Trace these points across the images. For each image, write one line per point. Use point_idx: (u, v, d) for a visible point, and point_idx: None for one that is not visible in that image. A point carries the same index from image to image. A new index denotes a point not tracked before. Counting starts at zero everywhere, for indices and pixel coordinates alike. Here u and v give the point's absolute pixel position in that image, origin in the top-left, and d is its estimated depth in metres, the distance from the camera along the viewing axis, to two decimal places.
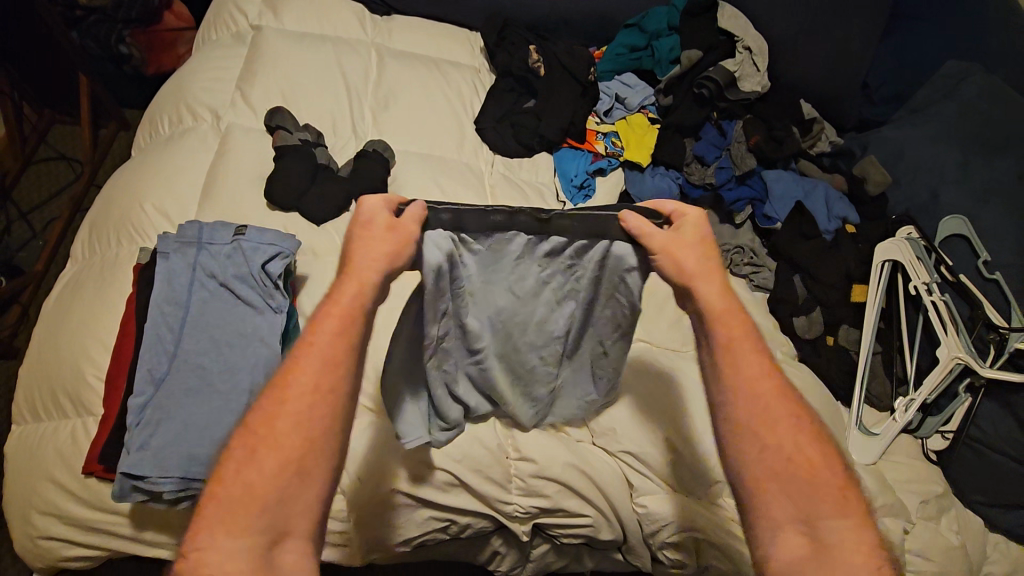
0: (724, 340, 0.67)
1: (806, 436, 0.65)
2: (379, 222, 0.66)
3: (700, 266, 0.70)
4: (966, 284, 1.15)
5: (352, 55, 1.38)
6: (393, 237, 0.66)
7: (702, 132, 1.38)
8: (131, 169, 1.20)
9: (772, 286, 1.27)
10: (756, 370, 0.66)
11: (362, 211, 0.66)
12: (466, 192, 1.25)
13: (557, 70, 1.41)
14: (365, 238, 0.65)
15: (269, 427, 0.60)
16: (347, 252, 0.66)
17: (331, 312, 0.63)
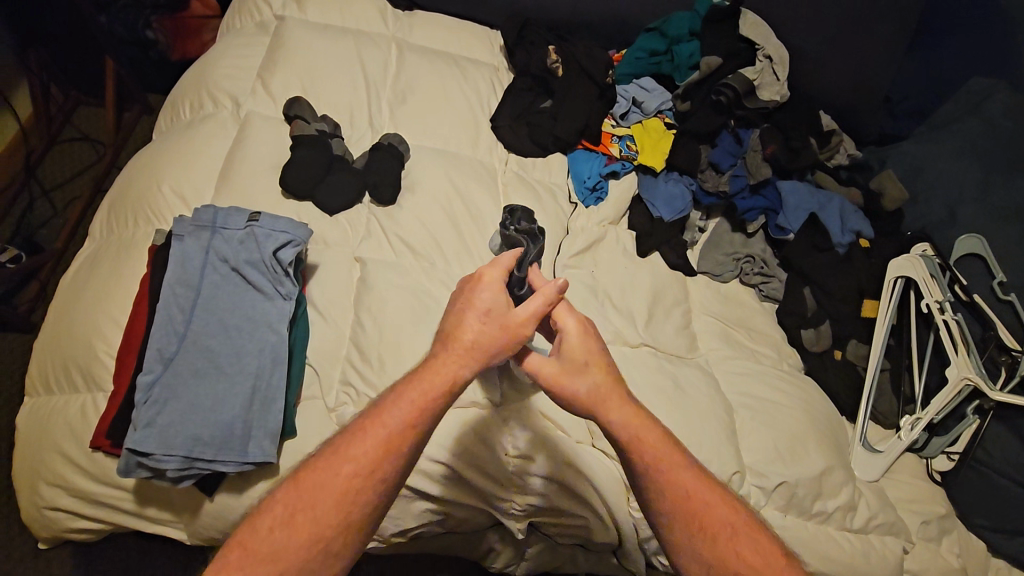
0: (645, 460, 0.72)
1: (747, 536, 0.69)
2: (492, 307, 0.76)
3: (591, 377, 0.75)
4: (982, 304, 1.14)
5: (372, 49, 1.39)
6: (491, 317, 0.75)
7: (719, 140, 1.36)
8: (150, 152, 1.22)
9: (781, 297, 1.27)
10: (683, 481, 0.72)
11: (481, 282, 0.78)
12: (479, 189, 1.26)
13: (575, 71, 1.41)
14: (475, 314, 0.75)
15: (314, 485, 0.68)
16: (451, 323, 0.76)
17: (414, 386, 0.72)
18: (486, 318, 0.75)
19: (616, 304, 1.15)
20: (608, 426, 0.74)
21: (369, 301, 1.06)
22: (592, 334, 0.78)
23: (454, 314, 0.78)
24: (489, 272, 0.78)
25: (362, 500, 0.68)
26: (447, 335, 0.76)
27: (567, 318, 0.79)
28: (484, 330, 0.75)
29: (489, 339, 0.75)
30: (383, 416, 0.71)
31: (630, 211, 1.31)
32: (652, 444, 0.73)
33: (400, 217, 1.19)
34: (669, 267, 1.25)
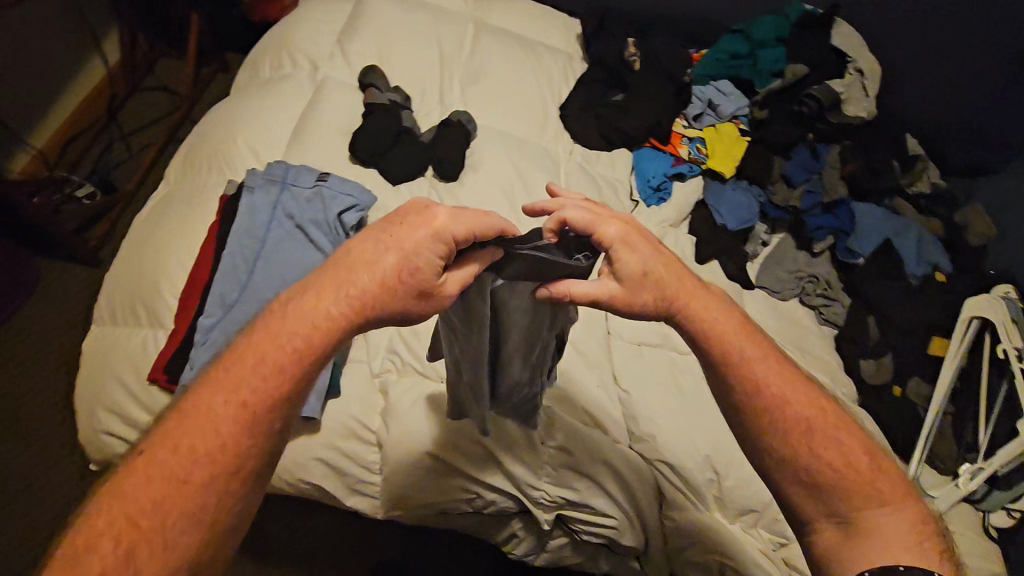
0: (720, 349, 0.71)
1: (825, 427, 0.69)
2: (398, 268, 0.64)
3: (658, 280, 0.72)
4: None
5: (450, 26, 1.40)
6: (412, 271, 0.64)
7: (794, 152, 1.31)
8: (229, 105, 1.26)
9: (842, 323, 1.21)
10: (759, 375, 0.70)
11: (407, 223, 0.65)
12: (541, 175, 1.25)
13: (652, 67, 1.37)
14: (370, 276, 0.63)
15: (158, 469, 0.55)
16: (353, 262, 0.64)
17: (286, 332, 0.61)
18: (402, 271, 0.63)
19: None
20: (690, 316, 0.73)
21: None
22: (637, 235, 0.74)
23: (362, 248, 0.65)
24: (440, 220, 0.65)
25: (223, 505, 0.56)
26: (342, 274, 0.64)
27: (606, 225, 0.72)
28: (395, 282, 0.63)
29: (395, 292, 0.63)
30: (239, 370, 0.60)
31: (693, 215, 1.28)
32: (727, 331, 0.72)
33: (461, 195, 1.19)
34: (728, 278, 1.21)
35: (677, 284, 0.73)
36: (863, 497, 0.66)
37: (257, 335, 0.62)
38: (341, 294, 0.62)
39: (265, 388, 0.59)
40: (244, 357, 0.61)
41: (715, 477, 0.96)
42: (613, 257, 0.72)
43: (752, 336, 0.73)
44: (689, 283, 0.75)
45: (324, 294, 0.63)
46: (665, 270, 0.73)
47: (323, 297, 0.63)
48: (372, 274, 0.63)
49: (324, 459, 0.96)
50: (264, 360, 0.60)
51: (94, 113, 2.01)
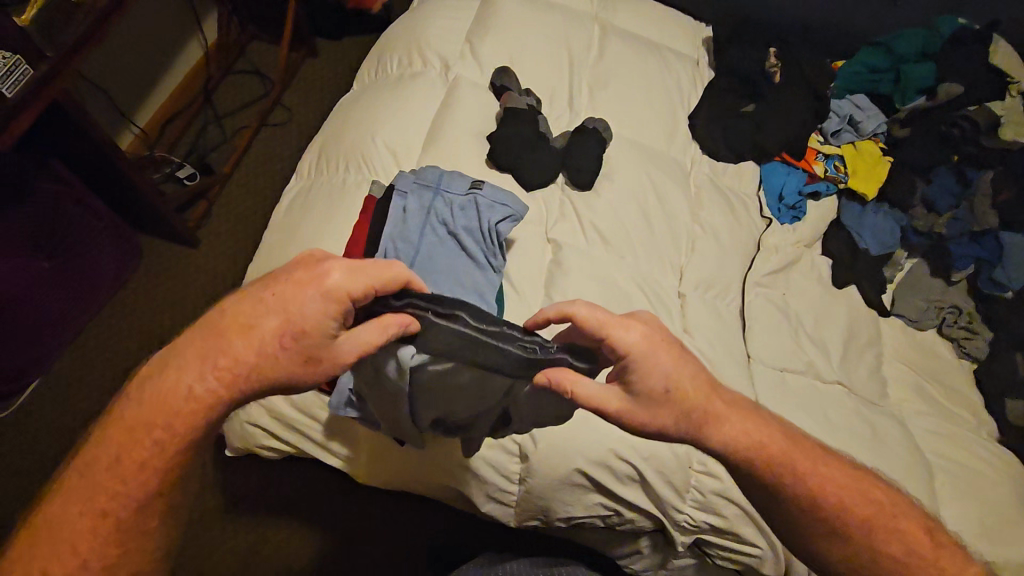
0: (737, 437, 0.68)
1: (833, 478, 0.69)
2: (285, 331, 0.64)
3: (680, 397, 0.68)
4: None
5: (578, 27, 1.36)
6: (296, 335, 0.63)
7: (935, 174, 1.25)
8: (361, 102, 1.26)
9: (985, 357, 1.15)
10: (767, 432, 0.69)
11: (287, 290, 0.64)
12: (674, 188, 1.22)
13: (791, 78, 1.32)
14: (246, 341, 0.63)
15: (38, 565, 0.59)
16: (224, 331, 0.64)
17: (162, 417, 0.62)
18: (284, 336, 0.63)
19: (809, 334, 1.10)
20: (718, 441, 0.68)
21: (562, 285, 1.06)
22: (659, 344, 0.69)
23: (238, 308, 0.65)
24: (327, 280, 0.64)
25: None
26: (214, 344, 0.63)
27: (627, 332, 0.68)
28: (272, 345, 0.63)
29: (280, 353, 0.64)
30: (108, 469, 0.61)
31: (827, 236, 1.23)
32: (753, 431, 0.69)
33: (596, 204, 1.16)
34: (867, 305, 1.17)
35: (697, 396, 0.69)
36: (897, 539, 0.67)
37: (125, 410, 0.63)
38: (204, 369, 0.63)
39: (128, 490, 0.61)
40: (116, 440, 0.62)
41: None
42: (625, 368, 0.68)
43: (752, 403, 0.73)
44: (717, 398, 0.70)
45: (187, 372, 0.63)
46: (688, 386, 0.68)
47: (193, 370, 0.63)
48: (247, 344, 0.63)
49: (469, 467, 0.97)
50: (122, 462, 0.61)
51: (190, 94, 2.01)
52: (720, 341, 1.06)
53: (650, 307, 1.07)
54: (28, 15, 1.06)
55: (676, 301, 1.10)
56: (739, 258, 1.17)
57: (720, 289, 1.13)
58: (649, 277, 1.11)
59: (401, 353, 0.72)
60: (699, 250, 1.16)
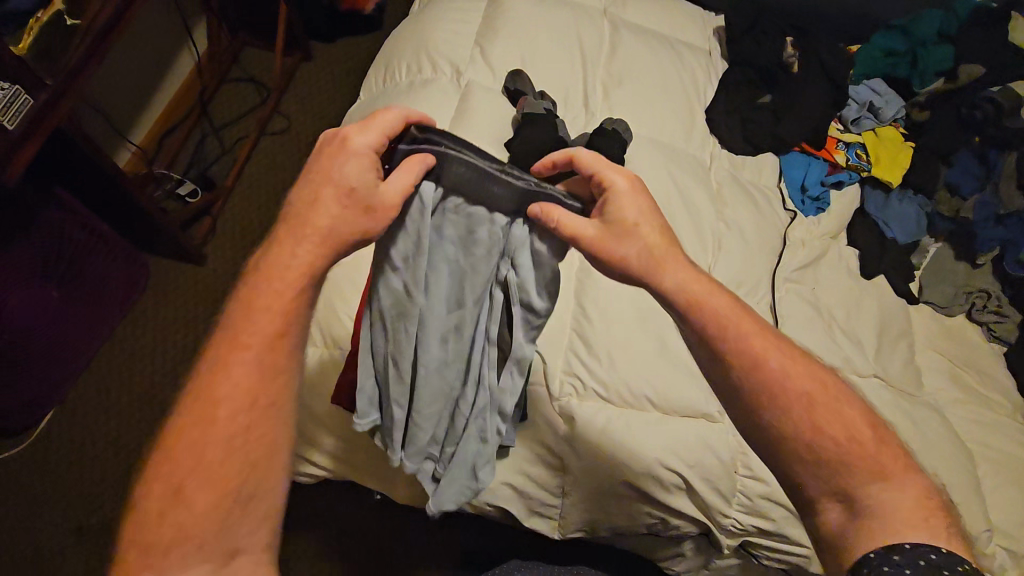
0: (688, 301, 0.69)
1: (809, 394, 0.65)
2: (348, 191, 0.64)
3: (641, 232, 0.70)
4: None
5: (589, 23, 1.33)
6: (349, 194, 0.64)
7: (957, 157, 1.24)
8: (373, 113, 1.23)
9: (1013, 340, 1.16)
10: (757, 347, 0.67)
11: (330, 157, 0.65)
12: (696, 185, 1.20)
13: (808, 67, 1.30)
14: (323, 200, 0.64)
15: (201, 418, 0.60)
16: (299, 207, 0.65)
17: (272, 290, 0.63)
18: (345, 197, 0.64)
19: (842, 328, 1.09)
20: (672, 284, 0.69)
21: (593, 292, 1.02)
22: (642, 192, 0.72)
23: (297, 196, 0.66)
24: (354, 139, 0.65)
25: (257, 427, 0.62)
26: (298, 221, 0.65)
27: (614, 177, 0.72)
28: (340, 205, 0.64)
29: (344, 212, 0.64)
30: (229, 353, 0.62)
31: (852, 226, 1.22)
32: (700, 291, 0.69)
33: None
34: (895, 295, 1.17)
35: (655, 240, 0.71)
36: (868, 474, 0.62)
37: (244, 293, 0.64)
38: (298, 241, 0.64)
39: (267, 333, 0.62)
40: (249, 311, 0.63)
41: None
42: (604, 205, 0.72)
43: (749, 315, 0.69)
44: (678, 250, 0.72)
45: (282, 248, 0.65)
46: (652, 226, 0.71)
47: (290, 248, 0.64)
48: (321, 211, 0.64)
49: (514, 485, 0.96)
50: (254, 320, 0.62)
51: (186, 106, 1.95)
52: None
53: None
54: (26, 44, 1.02)
55: None
56: (766, 254, 1.16)
57: (750, 287, 1.12)
58: None
59: (423, 188, 0.67)
60: (726, 249, 1.15)
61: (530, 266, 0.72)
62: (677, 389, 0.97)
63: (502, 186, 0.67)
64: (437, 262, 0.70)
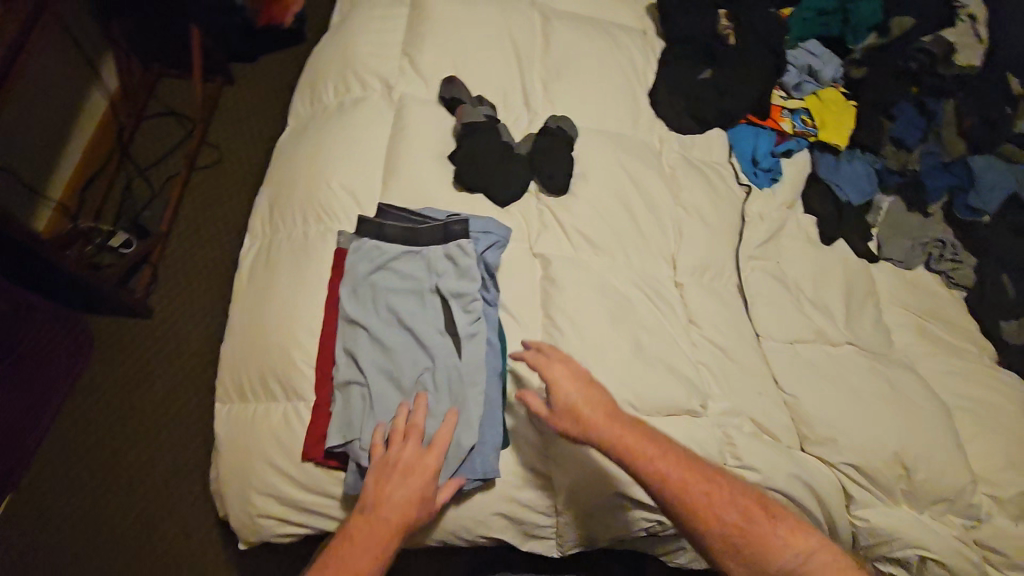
0: (622, 454, 0.78)
1: (709, 495, 0.75)
2: (426, 489, 0.77)
3: (578, 411, 0.80)
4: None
5: (518, 18, 1.28)
6: (428, 497, 0.77)
7: (898, 109, 1.24)
8: (303, 141, 1.15)
9: (972, 284, 1.18)
10: (661, 466, 0.77)
11: (419, 461, 0.78)
12: (649, 173, 1.18)
13: (743, 36, 1.28)
14: (414, 487, 0.76)
15: None
16: (388, 504, 0.75)
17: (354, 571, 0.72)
18: (425, 501, 0.77)
19: (810, 298, 1.09)
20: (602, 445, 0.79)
21: (561, 301, 1.01)
22: (570, 365, 0.84)
23: (390, 470, 0.77)
24: (440, 440, 0.79)
25: None
26: (384, 514, 0.75)
27: (550, 370, 0.83)
28: (424, 493, 0.77)
29: (417, 510, 0.76)
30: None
31: (808, 192, 1.21)
32: (630, 441, 0.78)
33: (576, 207, 1.11)
34: (855, 255, 1.17)
35: (592, 413, 0.80)
36: (781, 556, 0.71)
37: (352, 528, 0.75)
38: (392, 514, 0.75)
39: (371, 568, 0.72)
40: (358, 542, 0.73)
41: (904, 472, 0.92)
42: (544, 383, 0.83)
43: (649, 438, 0.79)
44: (604, 404, 0.82)
45: (381, 510, 0.75)
46: (590, 404, 0.81)
47: (375, 539, 0.73)
48: (415, 484, 0.77)
49: (502, 512, 0.91)
50: (364, 545, 0.73)
51: (105, 151, 1.81)
52: (725, 321, 1.05)
53: (652, 303, 1.04)
54: None
55: (674, 292, 1.08)
56: (727, 232, 1.15)
57: (715, 270, 1.11)
58: (644, 272, 1.08)
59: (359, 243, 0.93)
60: (687, 235, 1.13)
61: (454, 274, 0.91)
62: (656, 388, 0.95)
63: (423, 227, 0.92)
64: (382, 284, 0.90)
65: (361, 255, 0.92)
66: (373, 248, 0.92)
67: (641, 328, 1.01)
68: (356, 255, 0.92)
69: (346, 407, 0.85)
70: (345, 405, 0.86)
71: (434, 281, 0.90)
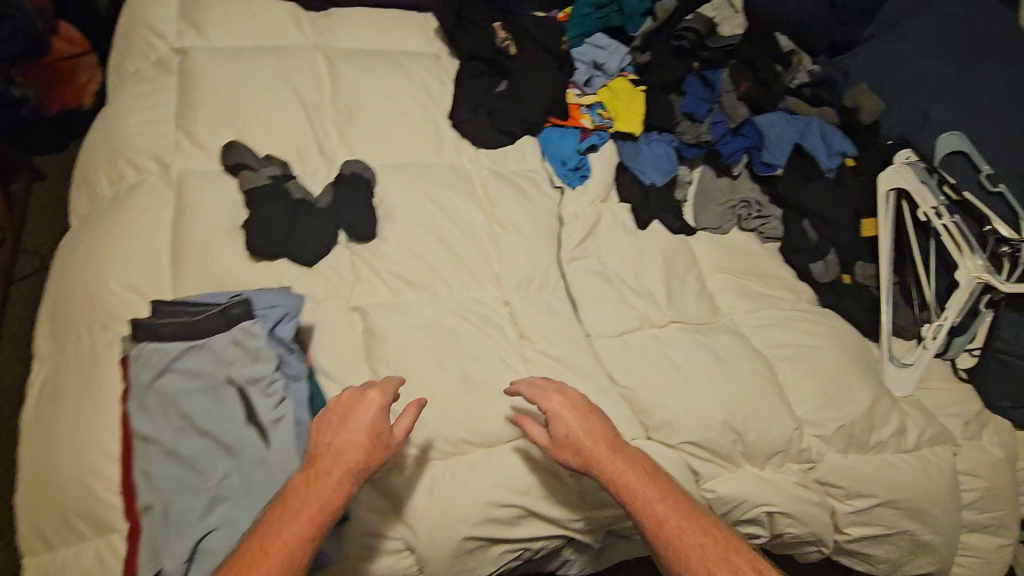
0: (619, 492, 0.83)
1: (699, 544, 0.78)
2: (373, 428, 0.81)
3: (580, 442, 0.86)
4: (1007, 193, 1.12)
5: (300, 66, 1.24)
6: (377, 437, 0.81)
7: (686, 85, 1.30)
8: (80, 243, 1.05)
9: (782, 234, 1.25)
10: (658, 511, 0.81)
11: (360, 398, 0.83)
12: (459, 197, 1.17)
13: (524, 44, 1.30)
14: (361, 429, 0.80)
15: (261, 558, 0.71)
16: (334, 444, 0.79)
17: (299, 517, 0.74)
18: (373, 438, 0.80)
19: (632, 286, 1.12)
20: (603, 479, 0.84)
21: (382, 352, 0.98)
22: (571, 404, 0.89)
23: (338, 418, 0.81)
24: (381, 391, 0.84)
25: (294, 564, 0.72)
26: (331, 456, 0.78)
27: (549, 400, 0.89)
28: (371, 434, 0.80)
29: (366, 453, 0.79)
30: (262, 564, 0.71)
31: (618, 182, 1.25)
32: (630, 478, 0.83)
33: (388, 250, 1.09)
34: (673, 233, 1.21)
35: (593, 444, 0.86)
36: None
37: (300, 479, 0.77)
38: (339, 455, 0.78)
39: (314, 509, 0.75)
40: (306, 492, 0.76)
41: (737, 436, 0.96)
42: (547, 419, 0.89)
43: (651, 481, 0.83)
44: (607, 440, 0.87)
45: (332, 451, 0.78)
46: (591, 436, 0.86)
47: (319, 482, 0.76)
48: (361, 428, 0.80)
49: None
50: (310, 490, 0.76)
51: None
52: (554, 329, 1.05)
53: (479, 330, 1.03)
54: None
55: (502, 312, 1.07)
56: (546, 238, 1.15)
57: (541, 279, 1.11)
58: (468, 299, 1.07)
59: (140, 348, 0.84)
60: (507, 251, 1.13)
61: (246, 359, 0.84)
62: (490, 417, 0.94)
63: (202, 317, 0.85)
64: (168, 388, 0.82)
65: (143, 360, 0.83)
66: (152, 352, 0.84)
67: (469, 358, 1.00)
68: (138, 363, 0.83)
69: (149, 533, 0.76)
70: (148, 532, 0.76)
71: (226, 372, 0.84)
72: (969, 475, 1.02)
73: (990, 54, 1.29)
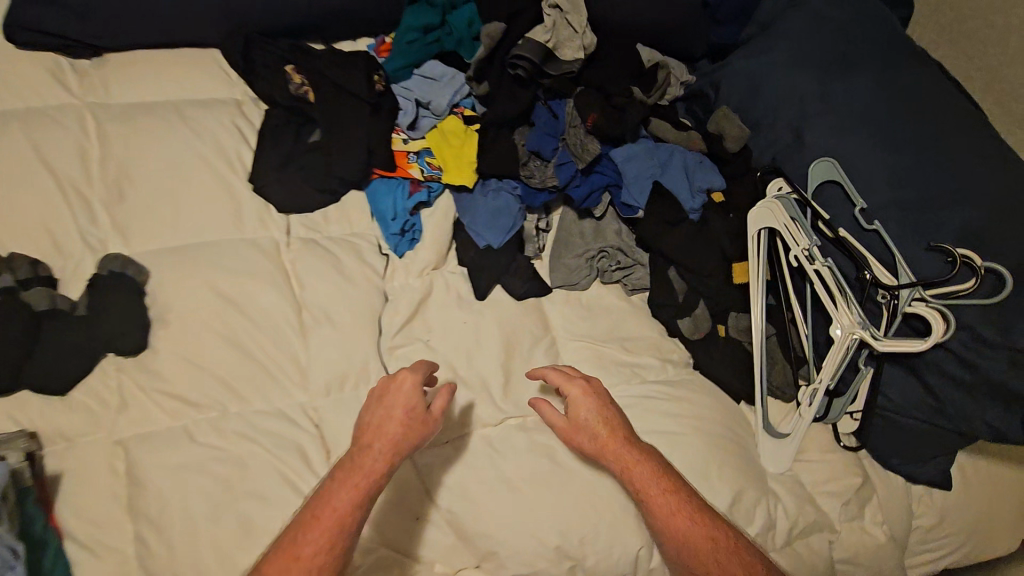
0: (633, 485, 0.82)
1: (710, 541, 0.77)
2: (410, 407, 0.81)
3: (596, 427, 0.85)
4: (883, 232, 0.97)
5: (55, 135, 1.02)
6: (413, 415, 0.81)
7: (533, 116, 1.11)
8: None
9: (649, 285, 1.09)
10: (673, 502, 0.80)
11: (393, 380, 0.84)
12: (257, 285, 0.98)
13: (333, 86, 1.10)
14: (398, 408, 0.81)
15: (312, 525, 0.72)
16: (372, 421, 0.80)
17: (348, 484, 0.75)
18: (408, 415, 0.81)
19: (464, 375, 0.96)
20: (617, 469, 0.83)
21: (146, 505, 0.82)
22: (593, 394, 0.88)
23: (375, 401, 0.83)
24: (413, 373, 0.84)
25: (346, 536, 0.73)
26: (371, 432, 0.80)
27: (570, 385, 0.88)
28: (409, 412, 0.81)
29: (406, 430, 0.80)
30: (315, 529, 0.72)
31: (455, 243, 1.08)
32: (637, 471, 0.82)
33: (162, 366, 0.91)
34: (517, 300, 1.04)
35: (609, 434, 0.85)
36: None
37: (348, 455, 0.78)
38: (381, 432, 0.79)
39: (356, 485, 0.76)
40: (353, 467, 0.77)
41: (576, 561, 0.85)
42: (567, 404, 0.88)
43: (668, 472, 0.83)
44: (624, 427, 0.86)
45: (371, 429, 0.80)
46: (607, 423, 0.86)
47: (365, 455, 0.78)
48: (398, 403, 0.82)
49: None
50: (355, 463, 0.77)
51: None
52: None
53: (275, 456, 0.88)
54: None
55: (309, 425, 0.91)
56: (364, 324, 0.98)
57: (358, 377, 0.95)
58: (267, 414, 0.91)
59: None
60: (316, 347, 0.96)
61: None
62: None
63: None
64: None
65: None
66: None
67: (260, 497, 0.85)
68: None
69: None
70: None
71: None
72: (846, 563, 0.95)
73: (873, 54, 1.11)
